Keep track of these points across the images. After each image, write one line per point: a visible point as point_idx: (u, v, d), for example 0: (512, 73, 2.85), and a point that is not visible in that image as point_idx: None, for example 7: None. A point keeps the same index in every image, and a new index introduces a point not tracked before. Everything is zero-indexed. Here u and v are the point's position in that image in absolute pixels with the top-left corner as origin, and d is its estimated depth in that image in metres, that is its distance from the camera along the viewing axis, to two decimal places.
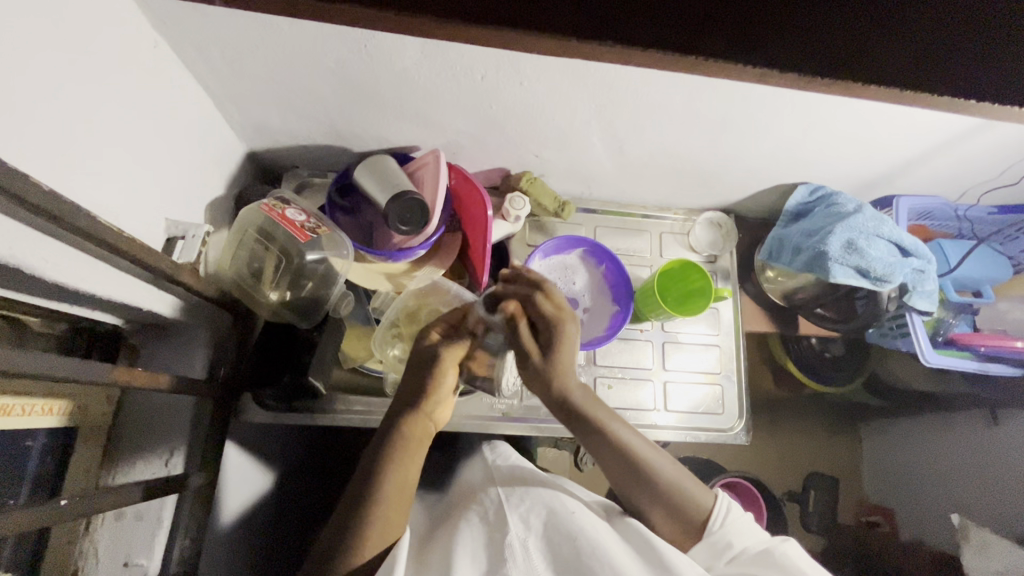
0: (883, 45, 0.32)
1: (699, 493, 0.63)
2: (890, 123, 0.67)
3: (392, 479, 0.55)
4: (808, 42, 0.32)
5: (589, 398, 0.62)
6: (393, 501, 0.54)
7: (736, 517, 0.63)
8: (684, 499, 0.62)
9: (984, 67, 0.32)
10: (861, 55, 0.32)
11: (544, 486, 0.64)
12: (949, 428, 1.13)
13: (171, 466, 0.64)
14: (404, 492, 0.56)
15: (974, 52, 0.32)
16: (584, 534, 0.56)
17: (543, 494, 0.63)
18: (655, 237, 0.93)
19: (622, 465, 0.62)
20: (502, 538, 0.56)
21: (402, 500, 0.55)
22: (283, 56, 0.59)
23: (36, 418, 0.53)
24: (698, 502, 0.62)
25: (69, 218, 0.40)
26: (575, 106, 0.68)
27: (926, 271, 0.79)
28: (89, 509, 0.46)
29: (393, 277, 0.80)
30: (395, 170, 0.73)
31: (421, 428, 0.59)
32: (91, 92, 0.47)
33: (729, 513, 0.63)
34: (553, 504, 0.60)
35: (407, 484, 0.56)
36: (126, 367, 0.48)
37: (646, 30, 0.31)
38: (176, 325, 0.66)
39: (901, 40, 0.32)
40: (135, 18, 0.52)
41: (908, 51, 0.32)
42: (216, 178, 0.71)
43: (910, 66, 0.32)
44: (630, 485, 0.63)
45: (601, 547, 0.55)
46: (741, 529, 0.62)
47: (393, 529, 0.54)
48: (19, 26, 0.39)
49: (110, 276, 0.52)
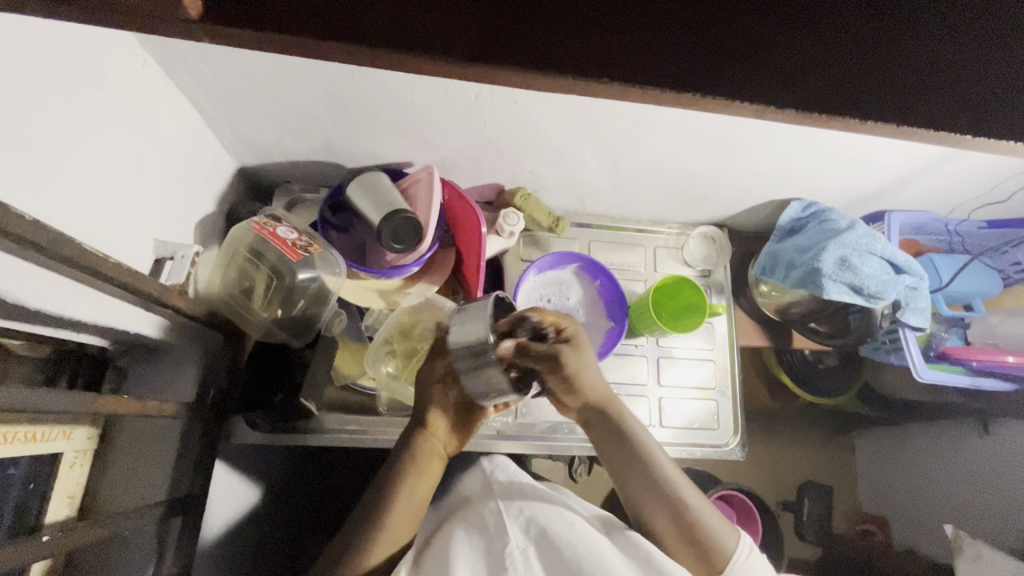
0: (871, 75, 0.32)
1: (725, 534, 0.61)
2: (883, 141, 0.68)
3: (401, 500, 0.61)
4: (805, 75, 0.31)
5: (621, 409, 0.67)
6: (407, 505, 0.61)
7: (757, 561, 0.61)
8: (710, 539, 0.61)
9: (971, 104, 0.32)
10: (858, 88, 0.31)
11: (543, 496, 0.64)
12: (942, 439, 1.13)
13: (158, 492, 0.62)
14: (412, 505, 0.61)
15: (969, 92, 0.32)
16: (582, 541, 0.56)
17: (540, 501, 0.62)
18: (649, 251, 0.92)
19: (655, 493, 0.63)
20: (502, 548, 0.56)
21: (409, 518, 0.61)
22: (274, 75, 0.59)
23: (19, 446, 0.51)
24: (723, 542, 0.61)
25: (55, 247, 0.39)
26: (569, 124, 0.68)
27: (919, 288, 0.80)
28: (73, 542, 0.45)
29: (387, 295, 0.78)
30: (388, 187, 0.72)
31: (430, 450, 0.64)
32: (81, 120, 0.47)
33: (751, 556, 0.61)
34: (551, 512, 0.60)
35: (418, 498, 0.62)
36: (110, 397, 0.47)
37: (631, 64, 0.31)
38: (165, 347, 0.64)
39: (895, 79, 0.32)
40: (124, 39, 0.51)
41: (903, 92, 0.32)
42: (206, 196, 0.70)
43: (900, 100, 0.32)
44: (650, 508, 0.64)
45: (598, 558, 0.55)
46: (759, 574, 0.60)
47: (399, 536, 0.60)
48: (9, 58, 0.38)
49: (98, 301, 0.51)
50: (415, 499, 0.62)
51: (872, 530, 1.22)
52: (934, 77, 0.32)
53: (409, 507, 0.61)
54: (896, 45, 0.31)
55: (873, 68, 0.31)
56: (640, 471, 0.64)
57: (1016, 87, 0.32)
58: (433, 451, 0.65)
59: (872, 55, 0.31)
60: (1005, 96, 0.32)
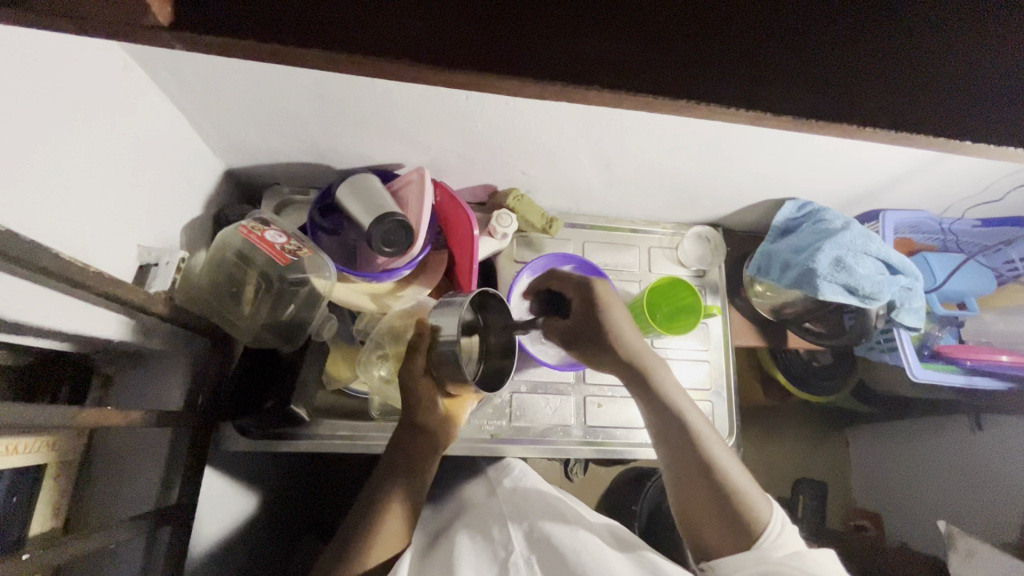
0: (838, 86, 0.33)
1: (757, 499, 0.62)
2: (877, 141, 0.67)
3: (396, 508, 0.60)
4: (776, 81, 0.32)
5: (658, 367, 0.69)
6: (398, 517, 0.59)
7: (787, 534, 0.61)
8: (743, 502, 0.61)
9: (943, 104, 0.33)
10: (826, 99, 0.33)
11: (552, 502, 0.64)
12: (935, 435, 1.14)
13: (145, 501, 0.62)
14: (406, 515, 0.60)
15: (937, 106, 0.33)
16: (585, 545, 0.56)
17: (547, 510, 0.63)
18: (644, 251, 0.92)
19: (697, 457, 0.64)
20: (506, 555, 0.57)
21: (405, 521, 0.60)
22: (260, 77, 0.58)
23: (2, 459, 0.50)
24: (756, 507, 0.61)
25: (31, 258, 0.37)
26: (561, 125, 0.67)
27: (913, 288, 0.80)
28: (58, 557, 0.44)
29: (378, 298, 0.76)
30: (378, 189, 0.71)
31: (425, 447, 0.64)
32: (60, 128, 0.45)
33: (783, 528, 0.61)
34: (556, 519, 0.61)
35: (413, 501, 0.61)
36: (94, 409, 0.46)
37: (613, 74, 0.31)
38: (148, 354, 0.63)
39: (870, 93, 0.33)
40: (104, 41, 0.50)
41: (877, 106, 0.33)
42: (192, 200, 0.69)
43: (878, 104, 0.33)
44: (688, 468, 0.64)
45: (602, 561, 0.54)
46: (789, 544, 0.60)
47: (395, 540, 0.59)
48: None
49: (80, 310, 0.50)
50: (407, 502, 0.61)
51: (866, 526, 1.23)
52: (905, 95, 0.33)
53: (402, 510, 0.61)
54: (867, 68, 0.33)
55: (852, 85, 0.33)
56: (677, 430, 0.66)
57: (979, 100, 0.33)
58: (428, 449, 0.64)
59: (849, 76, 0.33)
60: (970, 107, 0.33)
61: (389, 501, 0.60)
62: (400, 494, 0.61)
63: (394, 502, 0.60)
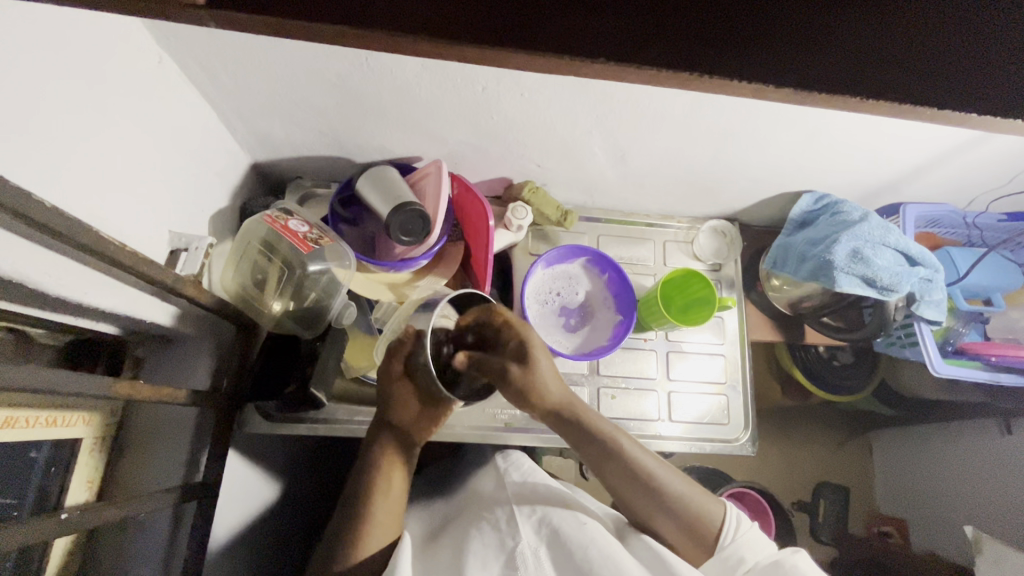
0: (843, 52, 0.32)
1: (699, 502, 0.61)
2: (894, 132, 0.67)
3: (384, 506, 0.57)
4: (776, 48, 0.32)
5: (587, 409, 0.64)
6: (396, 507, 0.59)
7: (746, 530, 0.61)
8: (690, 514, 0.61)
9: (955, 73, 0.32)
10: (829, 68, 0.32)
11: (557, 498, 0.64)
12: (963, 437, 1.10)
13: (170, 477, 0.65)
14: (396, 509, 0.59)
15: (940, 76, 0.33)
16: (594, 542, 0.56)
17: (555, 506, 0.62)
18: (659, 245, 0.92)
19: (646, 489, 0.61)
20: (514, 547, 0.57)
21: (395, 513, 0.58)
22: (286, 69, 0.60)
23: (40, 430, 0.53)
24: (696, 513, 0.61)
25: (71, 234, 0.40)
26: (577, 116, 0.68)
27: (934, 280, 0.78)
28: (94, 520, 0.46)
29: (396, 288, 0.80)
30: (397, 180, 0.73)
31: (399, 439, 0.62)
32: (93, 114, 0.48)
33: (738, 526, 0.61)
34: (565, 513, 0.61)
35: (398, 492, 0.59)
36: (128, 381, 0.48)
37: (626, 44, 0.31)
38: (180, 337, 0.66)
39: (892, 76, 0.32)
40: (140, 36, 0.53)
41: (882, 76, 0.32)
42: (220, 190, 0.72)
43: (881, 73, 0.32)
44: (641, 509, 0.62)
45: (613, 558, 0.55)
46: (752, 543, 0.60)
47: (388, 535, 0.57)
48: (33, 56, 0.40)
49: (117, 289, 0.53)
50: (397, 501, 0.59)
51: (890, 532, 1.19)
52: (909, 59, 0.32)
53: (392, 503, 0.59)
54: (878, 45, 0.32)
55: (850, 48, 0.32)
56: (614, 463, 0.62)
57: (1004, 78, 0.32)
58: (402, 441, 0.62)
59: (864, 54, 0.32)
60: (984, 82, 0.32)
61: (379, 492, 0.58)
62: (386, 487, 0.59)
63: (383, 496, 0.58)
